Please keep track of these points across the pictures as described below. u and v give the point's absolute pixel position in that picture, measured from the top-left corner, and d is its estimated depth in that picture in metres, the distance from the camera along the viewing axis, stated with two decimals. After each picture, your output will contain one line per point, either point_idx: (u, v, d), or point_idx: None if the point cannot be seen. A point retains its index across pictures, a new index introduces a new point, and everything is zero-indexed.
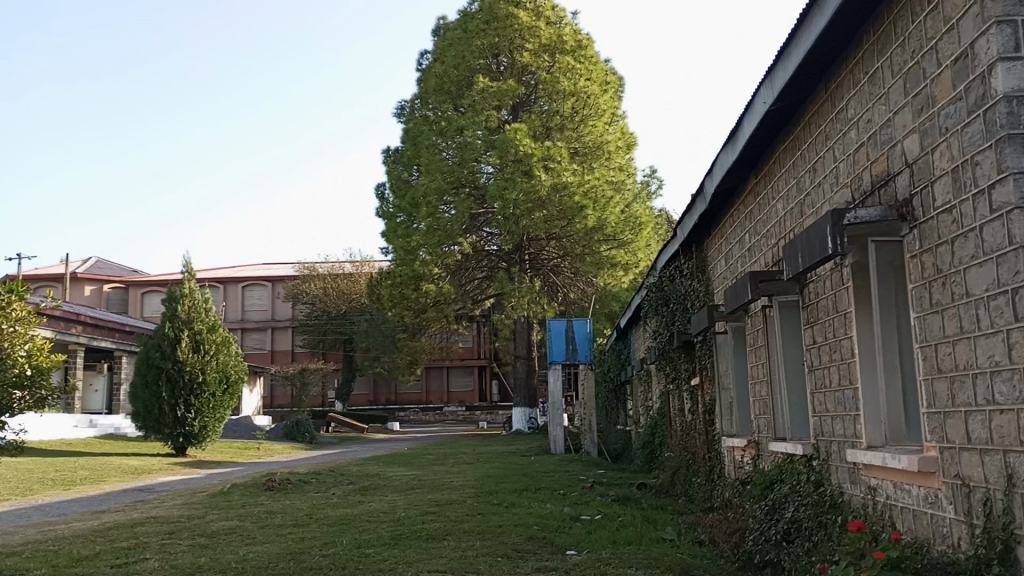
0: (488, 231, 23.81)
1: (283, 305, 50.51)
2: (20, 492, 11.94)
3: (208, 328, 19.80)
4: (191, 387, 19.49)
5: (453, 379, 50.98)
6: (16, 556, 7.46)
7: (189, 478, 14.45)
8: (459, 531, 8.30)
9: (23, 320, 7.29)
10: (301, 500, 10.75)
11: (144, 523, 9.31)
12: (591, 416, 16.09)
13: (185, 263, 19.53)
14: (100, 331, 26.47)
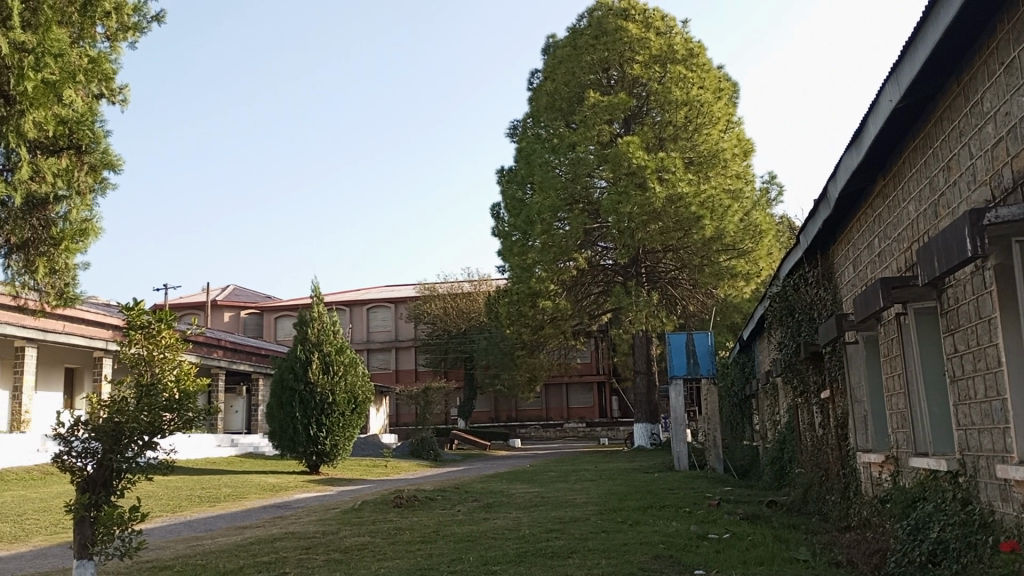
0: (603, 246, 23.73)
1: (405, 326, 51.97)
2: (172, 508, 12.77)
3: (336, 349, 20.56)
4: (322, 407, 20.33)
5: (573, 395, 50.86)
6: (168, 570, 7.96)
7: (323, 495, 15.04)
8: (584, 550, 8.24)
9: (172, 346, 6.92)
10: (428, 517, 10.99)
11: (283, 539, 9.75)
12: (715, 432, 15.76)
13: (313, 287, 20.39)
14: (239, 355, 28.06)
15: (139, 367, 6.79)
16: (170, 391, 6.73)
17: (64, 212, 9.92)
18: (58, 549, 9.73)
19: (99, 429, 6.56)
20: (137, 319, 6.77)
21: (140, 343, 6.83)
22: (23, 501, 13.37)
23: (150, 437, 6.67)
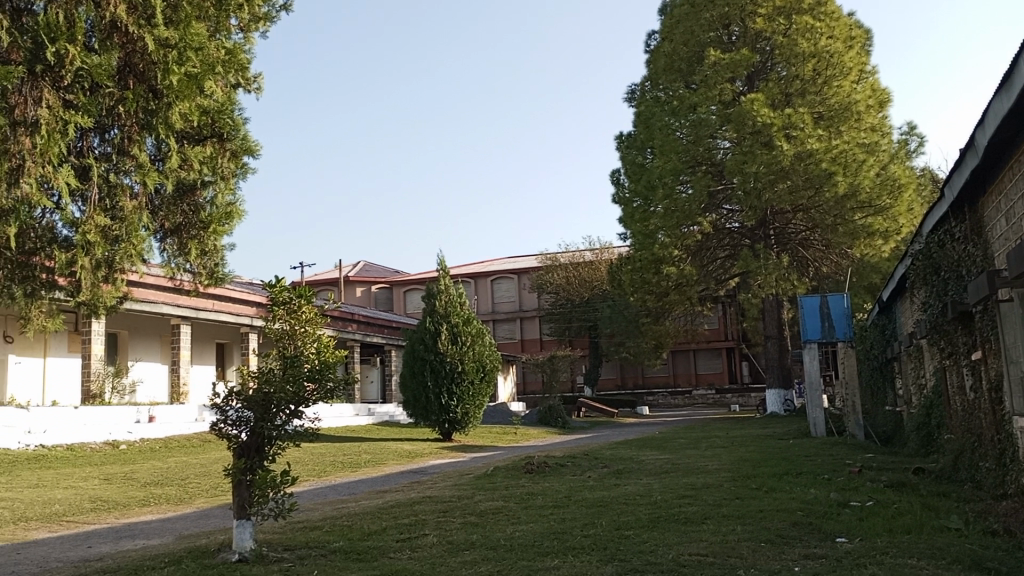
0: (728, 209, 23.09)
1: (529, 296, 52.46)
2: (318, 473, 13.54)
3: (464, 320, 21.07)
4: (452, 376, 20.89)
5: (701, 361, 49.99)
6: (317, 531, 8.48)
7: (457, 461, 15.51)
8: (718, 516, 8.16)
9: (312, 321, 7.29)
10: (559, 482, 11.15)
11: (421, 502, 10.16)
12: (854, 397, 15.18)
13: (439, 260, 20.92)
14: (372, 328, 29.27)
15: (283, 341, 7.22)
16: (313, 361, 7.15)
17: (210, 196, 11.48)
18: (218, 510, 10.53)
19: (251, 399, 7.03)
20: (279, 296, 7.21)
21: (283, 318, 7.25)
22: (186, 466, 14.51)
23: (296, 406, 7.10)
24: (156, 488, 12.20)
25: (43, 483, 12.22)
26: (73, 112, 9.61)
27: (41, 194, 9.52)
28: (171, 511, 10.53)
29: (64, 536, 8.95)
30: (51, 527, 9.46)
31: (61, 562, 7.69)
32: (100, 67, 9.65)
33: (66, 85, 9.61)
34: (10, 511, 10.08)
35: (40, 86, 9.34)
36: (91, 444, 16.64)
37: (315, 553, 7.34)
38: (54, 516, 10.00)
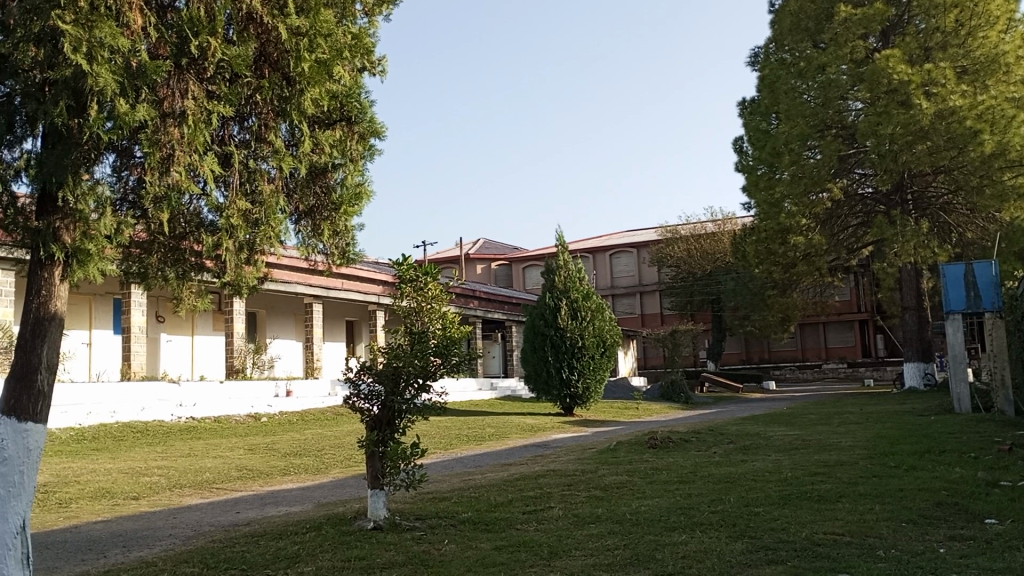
0: (860, 173, 22.00)
1: (649, 270, 51.78)
2: (445, 445, 13.94)
3: (583, 295, 21.07)
4: (573, 351, 20.94)
5: (832, 334, 48.04)
6: (447, 501, 8.73)
7: (580, 435, 15.59)
8: (855, 494, 7.84)
9: (438, 297, 7.45)
10: (684, 458, 11.01)
11: (545, 475, 10.27)
12: (1002, 369, 14.25)
13: (558, 236, 20.95)
14: (492, 304, 29.73)
15: (410, 317, 7.44)
16: (439, 337, 7.32)
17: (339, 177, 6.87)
18: (351, 480, 11.01)
19: (381, 373, 7.28)
20: (407, 273, 7.39)
21: (410, 296, 7.45)
22: (322, 438, 15.26)
23: (424, 380, 7.32)
24: (295, 459, 12.88)
25: (195, 452, 13.13)
26: (212, 103, 5.63)
27: (178, 203, 5.61)
28: (309, 480, 11.10)
29: (214, 503, 9.59)
30: (203, 493, 10.17)
31: (213, 526, 8.25)
32: (237, 51, 5.75)
33: (201, 75, 5.69)
34: (167, 478, 10.89)
35: (185, 77, 5.54)
36: (236, 416, 17.70)
37: (446, 523, 7.56)
38: (204, 483, 10.74)
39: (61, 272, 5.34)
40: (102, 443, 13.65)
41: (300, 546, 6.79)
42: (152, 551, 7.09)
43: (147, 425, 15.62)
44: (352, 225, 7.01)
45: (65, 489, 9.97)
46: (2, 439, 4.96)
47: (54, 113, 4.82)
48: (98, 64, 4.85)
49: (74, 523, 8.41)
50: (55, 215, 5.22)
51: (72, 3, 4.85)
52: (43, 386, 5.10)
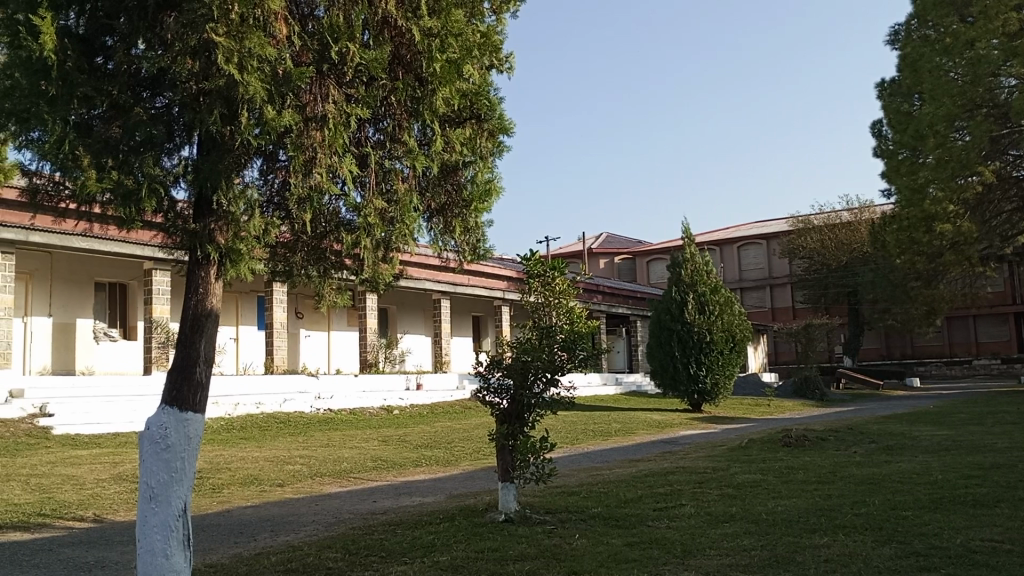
0: (1015, 156, 20.25)
1: (780, 262, 50.02)
2: (572, 440, 13.96)
3: (711, 289, 20.59)
4: (701, 346, 20.52)
5: (982, 329, 44.92)
6: (575, 496, 8.73)
7: (709, 432, 15.24)
8: (1014, 499, 7.29)
9: (566, 292, 7.46)
10: (821, 457, 10.58)
11: (675, 472, 10.10)
12: None
13: (684, 229, 20.58)
14: (617, 298, 29.54)
15: (538, 313, 7.49)
16: (566, 331, 7.33)
17: (470, 175, 6.99)
18: (482, 473, 11.19)
19: (510, 367, 7.35)
20: (535, 269, 7.48)
21: (538, 291, 7.50)
22: (452, 431, 15.59)
23: (553, 374, 7.34)
24: (426, 451, 13.23)
25: (333, 443, 13.74)
26: (351, 106, 5.84)
27: (319, 204, 5.85)
28: (441, 472, 11.37)
29: (352, 491, 9.98)
30: (342, 482, 10.61)
31: (352, 514, 8.57)
32: (374, 55, 5.93)
33: (340, 79, 5.92)
34: (309, 467, 11.44)
35: (325, 83, 5.76)
36: (370, 408, 18.34)
37: (576, 517, 7.57)
38: (343, 472, 11.20)
39: (216, 271, 5.68)
40: (249, 432, 14.48)
41: (435, 536, 6.95)
42: (297, 536, 7.46)
43: (289, 416, 16.44)
44: (481, 222, 7.13)
45: (218, 475, 10.65)
46: (166, 427, 5.33)
47: (209, 121, 5.14)
48: (248, 73, 5.13)
49: (226, 507, 8.95)
50: (210, 218, 5.57)
51: (225, 16, 5.11)
52: (202, 377, 5.44)
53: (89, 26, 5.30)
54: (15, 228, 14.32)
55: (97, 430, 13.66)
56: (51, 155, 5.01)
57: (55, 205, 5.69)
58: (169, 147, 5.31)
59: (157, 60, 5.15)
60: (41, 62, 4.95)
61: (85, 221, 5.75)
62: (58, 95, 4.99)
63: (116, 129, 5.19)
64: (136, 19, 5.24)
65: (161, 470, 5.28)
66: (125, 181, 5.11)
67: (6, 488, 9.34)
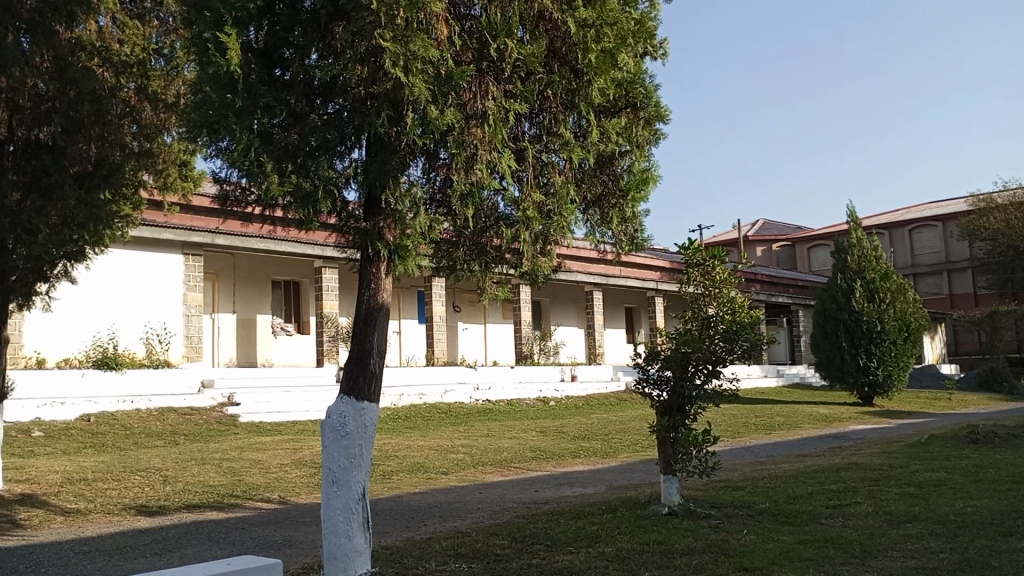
0: None
1: (957, 245, 46.38)
2: (734, 433, 13.59)
3: (881, 276, 19.44)
4: (871, 336, 19.39)
5: None
6: (742, 490, 8.48)
7: (883, 428, 14.37)
8: None
9: (727, 282, 7.25)
10: (1014, 455, 9.72)
11: (847, 469, 9.59)
12: None
13: (849, 213, 19.54)
14: (777, 287, 28.40)
15: (698, 303, 7.33)
16: (728, 322, 7.13)
17: (628, 165, 6.93)
18: (641, 465, 11.10)
19: (670, 358, 7.21)
20: (694, 258, 7.29)
21: (698, 281, 7.33)
22: (609, 422, 15.55)
23: (714, 366, 7.16)
24: (584, 442, 13.26)
25: (493, 433, 14.05)
26: (510, 102, 5.94)
27: (480, 199, 5.97)
28: (600, 463, 11.38)
29: (514, 480, 10.18)
30: (503, 471, 10.84)
31: (516, 502, 8.75)
32: (531, 49, 5.99)
33: (499, 75, 6.01)
34: (471, 456, 11.76)
35: (484, 82, 5.88)
36: (526, 399, 18.60)
37: (743, 513, 7.34)
38: (504, 462, 11.44)
39: (386, 267, 5.94)
40: (414, 422, 15.09)
41: (599, 527, 6.97)
42: (464, 523, 7.68)
43: (450, 406, 16.96)
44: (638, 212, 7.05)
45: (387, 462, 11.16)
46: (345, 416, 5.62)
47: (377, 124, 5.38)
48: (413, 75, 5.34)
49: (396, 493, 9.37)
50: (379, 216, 5.82)
51: (391, 21, 5.35)
52: (375, 368, 5.72)
53: (268, 40, 5.65)
54: (202, 232, 15.59)
55: (279, 418, 14.52)
56: (239, 162, 5.42)
57: (242, 210, 6.15)
58: (341, 150, 5.61)
59: (329, 67, 5.44)
60: (228, 76, 5.34)
61: (269, 223, 6.17)
62: (243, 106, 5.36)
63: (295, 136, 5.53)
64: (310, 31, 5.53)
65: (340, 456, 5.57)
66: (304, 184, 5.45)
67: (202, 471, 10.22)
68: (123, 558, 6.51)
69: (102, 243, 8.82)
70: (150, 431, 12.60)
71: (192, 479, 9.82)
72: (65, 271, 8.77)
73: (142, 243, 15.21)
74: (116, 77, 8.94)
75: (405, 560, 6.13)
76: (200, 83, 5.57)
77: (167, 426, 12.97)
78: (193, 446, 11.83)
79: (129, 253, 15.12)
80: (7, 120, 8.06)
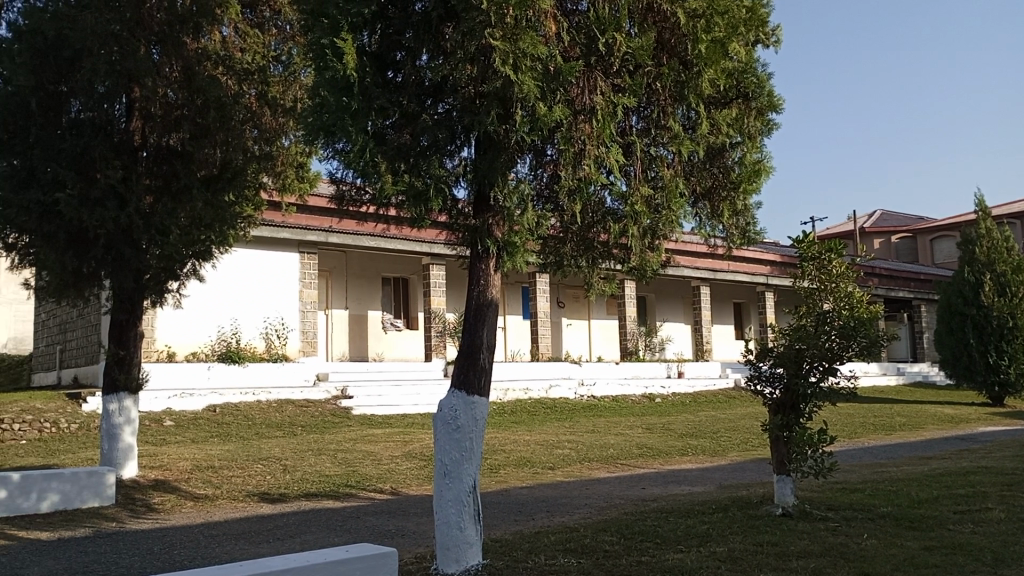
0: None
1: None
2: (851, 433, 13.07)
3: (1013, 268, 18.37)
4: (1002, 333, 18.22)
5: None
6: (860, 493, 8.15)
7: (1016, 430, 13.49)
8: None
9: (844, 276, 7.00)
10: None
11: (977, 473, 9.06)
12: None
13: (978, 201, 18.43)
14: (896, 281, 27.08)
15: (813, 298, 7.08)
16: (845, 318, 6.86)
17: (739, 157, 6.78)
18: (752, 464, 10.82)
19: (783, 355, 6.99)
20: (809, 251, 7.12)
21: (813, 276, 7.11)
22: (717, 420, 15.23)
23: (831, 363, 6.92)
24: (692, 440, 13.04)
25: (599, 429, 14.00)
26: (618, 96, 5.91)
27: (588, 194, 5.95)
28: (709, 462, 11.17)
29: (621, 477, 10.13)
30: (610, 468, 10.80)
31: (624, 499, 8.71)
32: (640, 42, 5.93)
33: (607, 70, 6.00)
34: (577, 452, 11.77)
35: (592, 77, 5.87)
36: (631, 396, 18.43)
37: (862, 516, 7.06)
38: (611, 458, 11.40)
39: (495, 264, 6.01)
40: (519, 417, 15.22)
41: (710, 526, 6.85)
42: (572, 518, 7.70)
43: (555, 402, 17.00)
44: (750, 204, 6.89)
45: (494, 457, 11.30)
46: (456, 409, 5.74)
47: (487, 122, 5.44)
48: (522, 72, 5.38)
49: (504, 487, 9.48)
50: (489, 213, 5.90)
51: (501, 20, 5.40)
52: (485, 363, 5.81)
53: (381, 43, 5.78)
54: (317, 231, 16.19)
55: (390, 410, 14.89)
56: (355, 163, 5.59)
57: (357, 209, 6.35)
58: (450, 149, 5.70)
59: (440, 68, 5.54)
60: (345, 81, 5.52)
61: (382, 221, 6.35)
62: (359, 108, 5.53)
63: (407, 136, 5.66)
64: (422, 33, 5.66)
65: (452, 449, 5.69)
66: (416, 183, 5.57)
67: (319, 461, 10.64)
68: (249, 542, 6.87)
69: (226, 243, 9.18)
70: (270, 422, 13.20)
71: (310, 468, 10.23)
72: (194, 269, 9.29)
73: (261, 242, 15.92)
74: (239, 85, 9.27)
75: (515, 553, 6.19)
76: (316, 87, 5.78)
77: (285, 417, 13.56)
78: (310, 436, 12.32)
79: (249, 253, 15.84)
80: (140, 127, 8.52)
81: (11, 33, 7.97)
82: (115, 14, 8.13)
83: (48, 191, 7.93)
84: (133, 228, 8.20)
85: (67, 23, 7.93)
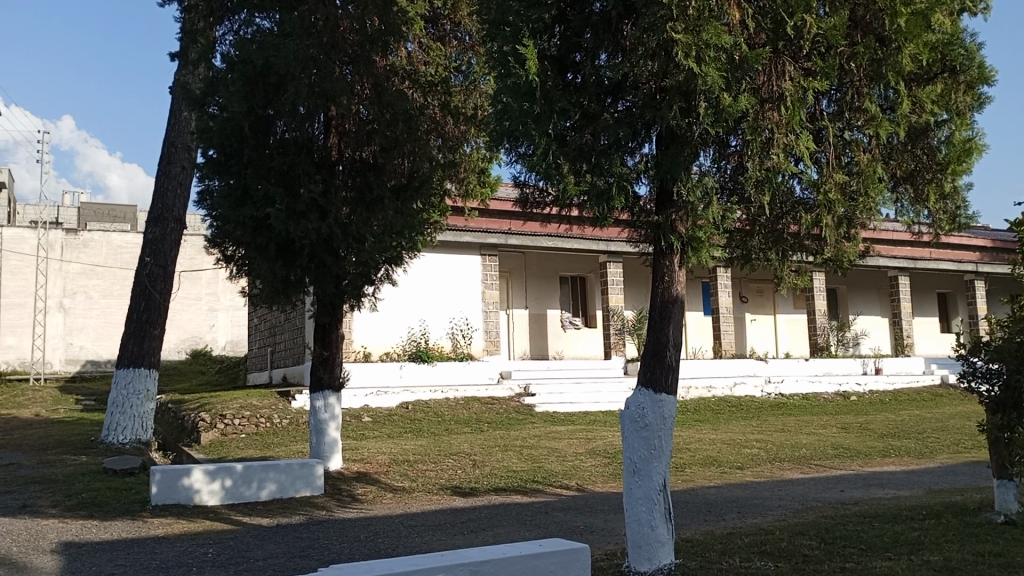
0: None
1: None
2: None
3: None
4: None
5: None
6: None
7: None
8: None
9: None
10: None
11: None
12: None
13: None
14: None
15: None
16: None
17: (947, 136, 6.28)
18: (966, 468, 9.95)
19: (1001, 349, 6.37)
20: None
21: None
22: (921, 420, 14.13)
23: None
24: (894, 440, 12.19)
25: (789, 428, 13.41)
26: (808, 81, 5.67)
27: (777, 184, 5.72)
28: (915, 464, 10.39)
29: (816, 478, 9.65)
30: (804, 469, 10.31)
31: (820, 501, 8.30)
32: (831, 22, 5.67)
33: (796, 54, 5.77)
34: (766, 451, 11.33)
35: (780, 63, 5.67)
36: (823, 393, 17.51)
37: None
38: (803, 458, 10.88)
39: (679, 260, 5.90)
40: (703, 415, 14.88)
41: (921, 533, 6.38)
42: (766, 519, 7.45)
43: (740, 400, 16.48)
44: (959, 186, 6.39)
45: (680, 455, 11.13)
46: (644, 407, 5.71)
47: (670, 116, 5.34)
48: (706, 64, 5.28)
49: (692, 486, 9.32)
50: (672, 209, 5.81)
51: (683, 12, 5.30)
52: (672, 360, 5.72)
53: (561, 46, 5.86)
54: (497, 233, 16.68)
55: (571, 408, 15.02)
56: (538, 165, 5.75)
57: (540, 211, 6.47)
58: (632, 146, 5.67)
59: (620, 66, 5.53)
60: (527, 85, 5.62)
61: (565, 222, 6.44)
62: (541, 112, 5.63)
63: (589, 136, 5.67)
64: (601, 33, 5.68)
65: (641, 447, 5.67)
66: (598, 182, 5.62)
67: (506, 457, 10.92)
68: (445, 533, 7.18)
69: (416, 249, 9.79)
70: (459, 418, 13.73)
71: (498, 463, 10.53)
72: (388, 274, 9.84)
73: (446, 247, 16.59)
74: (424, 96, 9.79)
75: (708, 554, 6.06)
76: (499, 94, 5.91)
77: (472, 414, 14.03)
78: (496, 433, 12.69)
79: (435, 257, 16.54)
80: (337, 143, 9.19)
81: (224, 64, 8.69)
82: (314, 39, 8.73)
83: (260, 206, 8.66)
84: (333, 237, 8.83)
85: (272, 51, 8.53)
